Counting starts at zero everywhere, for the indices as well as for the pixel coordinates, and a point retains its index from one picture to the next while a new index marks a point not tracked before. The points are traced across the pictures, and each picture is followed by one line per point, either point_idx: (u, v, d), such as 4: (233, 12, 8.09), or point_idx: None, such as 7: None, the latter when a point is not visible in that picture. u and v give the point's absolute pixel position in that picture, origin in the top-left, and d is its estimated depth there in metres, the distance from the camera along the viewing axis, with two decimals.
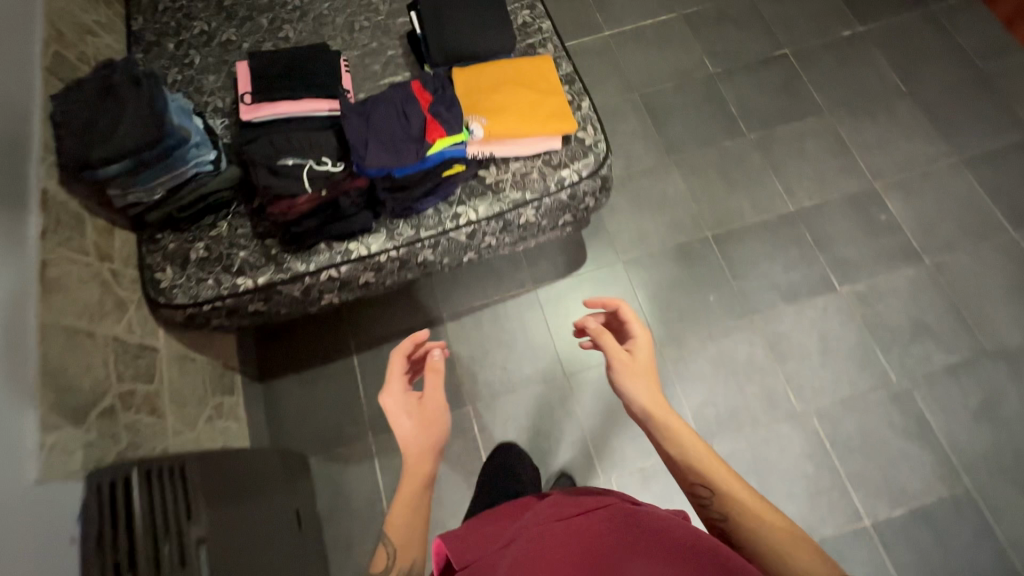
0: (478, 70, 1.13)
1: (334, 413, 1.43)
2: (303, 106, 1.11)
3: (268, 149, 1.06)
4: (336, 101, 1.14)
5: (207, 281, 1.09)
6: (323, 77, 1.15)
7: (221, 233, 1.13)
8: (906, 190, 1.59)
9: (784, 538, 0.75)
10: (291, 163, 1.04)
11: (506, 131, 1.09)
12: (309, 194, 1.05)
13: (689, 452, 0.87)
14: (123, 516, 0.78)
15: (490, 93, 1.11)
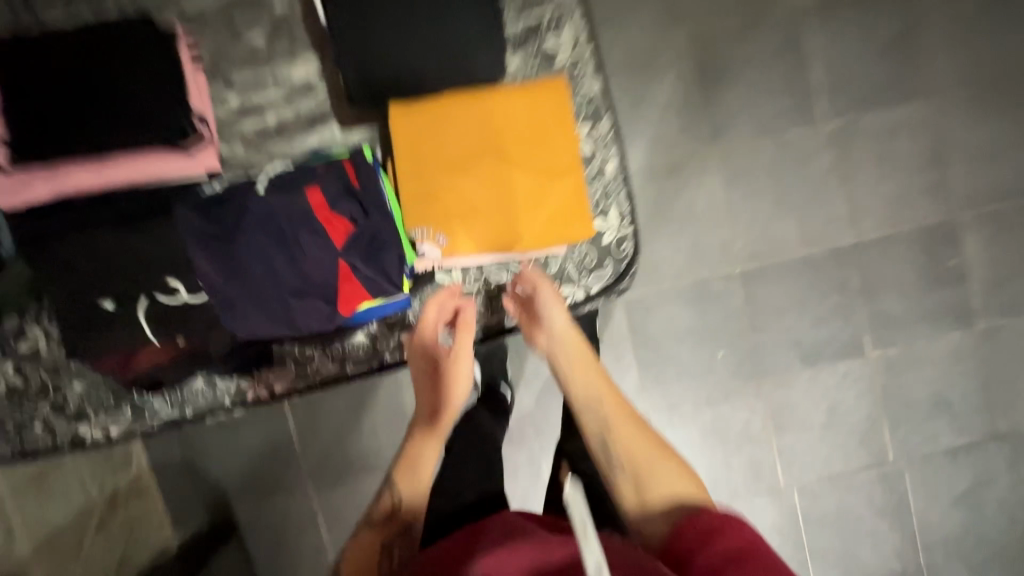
0: (442, 116, 0.69)
1: (263, 462, 1.20)
2: (108, 178, 0.64)
3: (70, 262, 0.63)
4: (169, 159, 0.65)
5: (32, 424, 0.75)
6: (134, 102, 0.63)
7: (35, 348, 0.73)
8: (996, 226, 1.23)
9: (663, 470, 0.70)
10: (113, 306, 0.63)
11: (485, 244, 0.71)
12: (154, 344, 0.65)
13: (586, 379, 0.77)
14: None
15: (461, 169, 0.69)
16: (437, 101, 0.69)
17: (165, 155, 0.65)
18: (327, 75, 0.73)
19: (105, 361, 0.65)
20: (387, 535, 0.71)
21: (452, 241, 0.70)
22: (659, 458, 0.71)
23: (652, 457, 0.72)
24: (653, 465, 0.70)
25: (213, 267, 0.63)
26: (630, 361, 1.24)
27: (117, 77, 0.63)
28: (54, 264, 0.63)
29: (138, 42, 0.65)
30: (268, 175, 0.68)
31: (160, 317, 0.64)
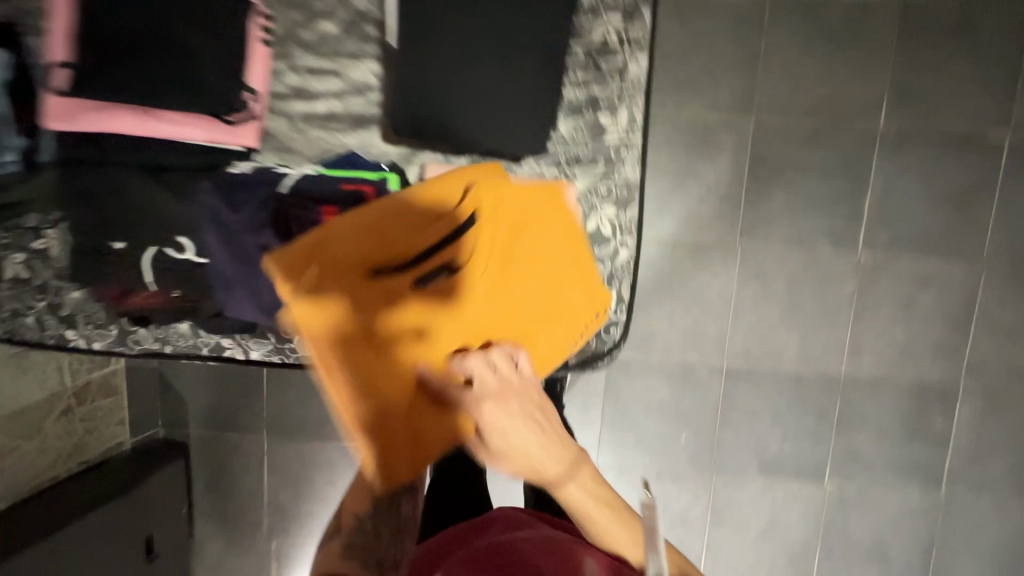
0: (371, 305, 0.59)
1: (229, 395, 1.25)
2: (166, 129, 0.72)
3: (115, 207, 0.74)
4: (216, 127, 0.73)
5: (25, 316, 0.80)
6: (205, 75, 0.71)
7: (48, 247, 0.77)
8: (993, 403, 1.21)
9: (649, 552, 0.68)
10: (122, 246, 0.74)
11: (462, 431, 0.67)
12: (150, 289, 0.76)
13: (590, 482, 0.70)
14: None
15: (402, 351, 0.61)
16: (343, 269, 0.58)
17: (216, 123, 0.73)
18: (382, 76, 0.77)
19: (109, 287, 0.75)
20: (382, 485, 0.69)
21: (425, 446, 0.64)
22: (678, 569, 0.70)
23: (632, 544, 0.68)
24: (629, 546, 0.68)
25: (221, 246, 0.73)
26: (595, 415, 1.26)
27: (187, 44, 0.70)
28: (102, 189, 0.74)
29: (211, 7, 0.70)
30: (292, 177, 0.75)
31: (166, 263, 0.75)
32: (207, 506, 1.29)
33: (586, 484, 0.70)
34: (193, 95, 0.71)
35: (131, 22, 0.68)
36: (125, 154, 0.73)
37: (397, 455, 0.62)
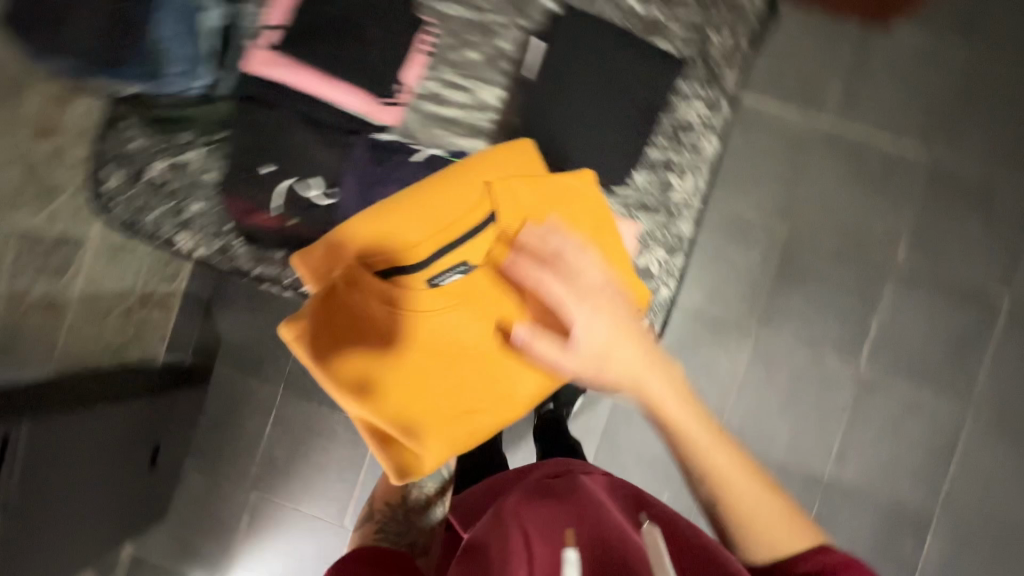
0: (365, 366, 0.77)
1: (262, 343, 1.34)
2: (327, 90, 0.81)
3: (261, 137, 0.81)
4: (369, 102, 0.83)
5: (151, 212, 0.95)
6: (377, 59, 0.82)
7: (189, 162, 0.92)
8: (960, 544, 1.25)
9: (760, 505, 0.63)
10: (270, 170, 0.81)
11: (476, 417, 0.81)
12: (274, 213, 0.83)
13: (663, 374, 0.71)
14: None
15: (415, 344, 0.78)
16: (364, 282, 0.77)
17: (371, 97, 0.83)
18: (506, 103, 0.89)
19: (239, 201, 0.83)
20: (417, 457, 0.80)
21: (441, 430, 0.79)
22: (768, 500, 0.63)
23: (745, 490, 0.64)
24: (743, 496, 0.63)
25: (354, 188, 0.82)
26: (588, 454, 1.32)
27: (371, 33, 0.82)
28: (262, 120, 0.81)
29: (399, 16, 0.84)
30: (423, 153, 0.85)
31: (300, 199, 0.82)
32: (207, 439, 1.35)
33: (651, 376, 0.71)
34: (363, 71, 0.81)
35: (337, 9, 0.81)
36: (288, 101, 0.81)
37: (422, 433, 0.78)
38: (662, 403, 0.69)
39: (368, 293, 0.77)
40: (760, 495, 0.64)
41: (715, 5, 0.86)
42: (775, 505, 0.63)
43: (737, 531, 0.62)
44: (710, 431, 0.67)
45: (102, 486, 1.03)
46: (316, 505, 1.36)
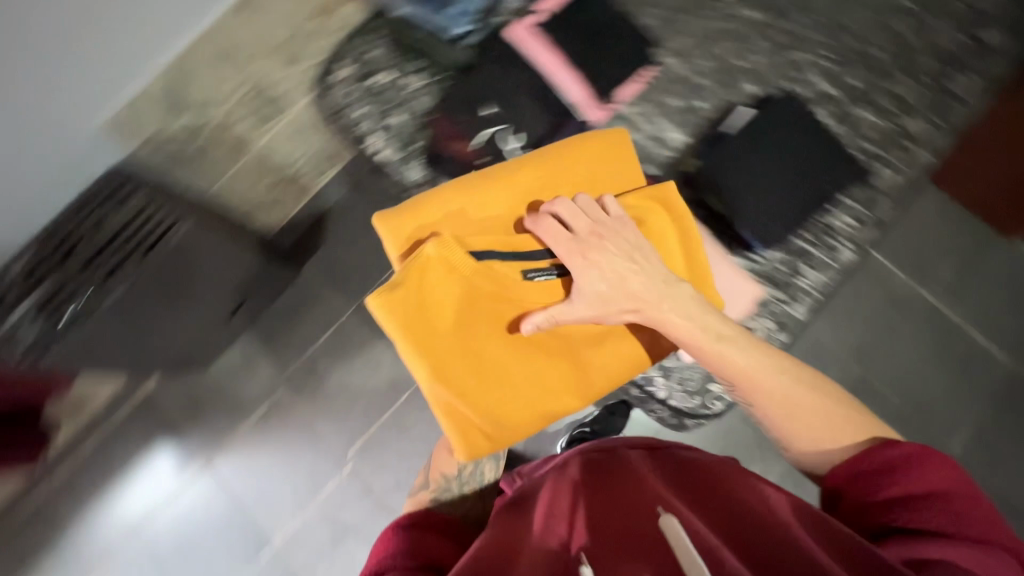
0: (445, 348, 0.81)
1: (355, 264, 1.43)
2: (559, 72, 0.95)
3: (489, 82, 0.94)
4: (586, 96, 0.96)
5: (357, 107, 1.07)
6: (606, 68, 0.96)
7: (412, 83, 1.07)
8: None
9: (812, 410, 0.73)
10: (487, 113, 0.94)
11: (538, 408, 0.87)
12: (470, 145, 0.95)
13: (683, 308, 0.80)
14: (96, 224, 0.87)
15: (500, 333, 0.84)
16: (454, 268, 0.80)
17: (589, 93, 0.96)
18: (687, 150, 1.01)
19: (450, 126, 0.96)
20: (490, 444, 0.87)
21: (509, 416, 0.86)
22: (822, 416, 0.73)
23: (804, 402, 0.74)
24: (799, 409, 0.74)
25: None
26: None
27: (611, 48, 0.97)
28: (499, 73, 0.94)
29: (637, 48, 0.99)
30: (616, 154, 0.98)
31: (497, 146, 0.95)
32: (265, 325, 1.42)
33: (681, 320, 0.79)
34: (592, 71, 0.95)
35: (593, 20, 0.97)
36: (523, 68, 0.94)
37: (493, 417, 0.85)
38: (699, 342, 0.79)
39: (459, 281, 0.81)
40: (816, 409, 0.73)
41: (891, 147, 0.98)
42: (834, 420, 0.72)
43: (798, 436, 0.73)
44: (755, 363, 0.77)
45: (191, 316, 1.11)
46: (329, 426, 1.40)
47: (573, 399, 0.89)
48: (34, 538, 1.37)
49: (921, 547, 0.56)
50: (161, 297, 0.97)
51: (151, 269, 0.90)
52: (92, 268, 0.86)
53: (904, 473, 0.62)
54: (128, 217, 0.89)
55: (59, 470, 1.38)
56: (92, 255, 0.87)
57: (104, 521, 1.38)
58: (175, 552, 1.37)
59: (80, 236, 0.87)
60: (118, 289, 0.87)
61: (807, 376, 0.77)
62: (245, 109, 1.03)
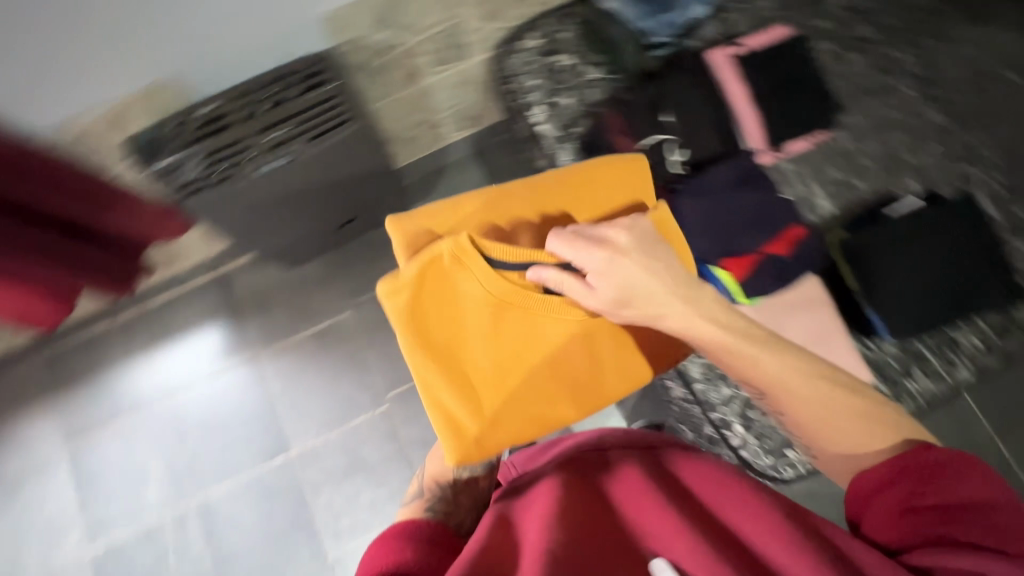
0: (445, 345, 0.82)
1: None
2: (743, 106, 0.97)
3: (677, 92, 0.97)
4: (758, 136, 0.98)
5: (532, 76, 1.11)
6: (785, 118, 0.98)
7: (592, 71, 1.10)
8: None
9: (845, 420, 0.65)
10: (664, 121, 0.96)
11: (537, 420, 0.86)
12: (636, 144, 0.97)
13: (712, 312, 0.72)
14: (285, 99, 0.90)
15: (507, 344, 0.83)
16: (467, 267, 0.79)
17: (762, 135, 0.98)
18: (833, 221, 1.01)
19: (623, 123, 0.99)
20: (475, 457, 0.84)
21: (506, 423, 0.84)
22: (851, 416, 0.65)
23: (834, 410, 0.66)
24: (830, 419, 0.65)
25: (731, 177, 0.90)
26: None
27: (796, 102, 0.99)
28: (689, 87, 0.96)
29: (818, 111, 1.01)
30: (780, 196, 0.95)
31: (661, 155, 0.96)
32: (354, 250, 1.47)
33: (706, 324, 0.71)
34: (772, 117, 0.97)
35: (787, 71, 0.99)
36: (712, 91, 0.96)
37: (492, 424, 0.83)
38: (731, 350, 0.70)
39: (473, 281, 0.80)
40: (852, 412, 0.65)
41: None
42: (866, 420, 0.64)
43: (825, 445, 0.67)
44: (787, 370, 0.68)
45: (311, 211, 1.16)
46: (377, 364, 1.42)
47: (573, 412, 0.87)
48: (81, 367, 1.42)
49: (940, 556, 0.51)
50: (303, 181, 1.03)
51: (312, 154, 0.95)
52: (265, 138, 0.91)
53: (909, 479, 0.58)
54: (314, 100, 0.92)
55: (127, 313, 1.44)
56: (268, 125, 0.91)
57: (146, 375, 1.42)
58: (195, 427, 1.39)
59: (263, 104, 0.90)
60: (278, 161, 0.93)
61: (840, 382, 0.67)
62: (433, 45, 1.08)
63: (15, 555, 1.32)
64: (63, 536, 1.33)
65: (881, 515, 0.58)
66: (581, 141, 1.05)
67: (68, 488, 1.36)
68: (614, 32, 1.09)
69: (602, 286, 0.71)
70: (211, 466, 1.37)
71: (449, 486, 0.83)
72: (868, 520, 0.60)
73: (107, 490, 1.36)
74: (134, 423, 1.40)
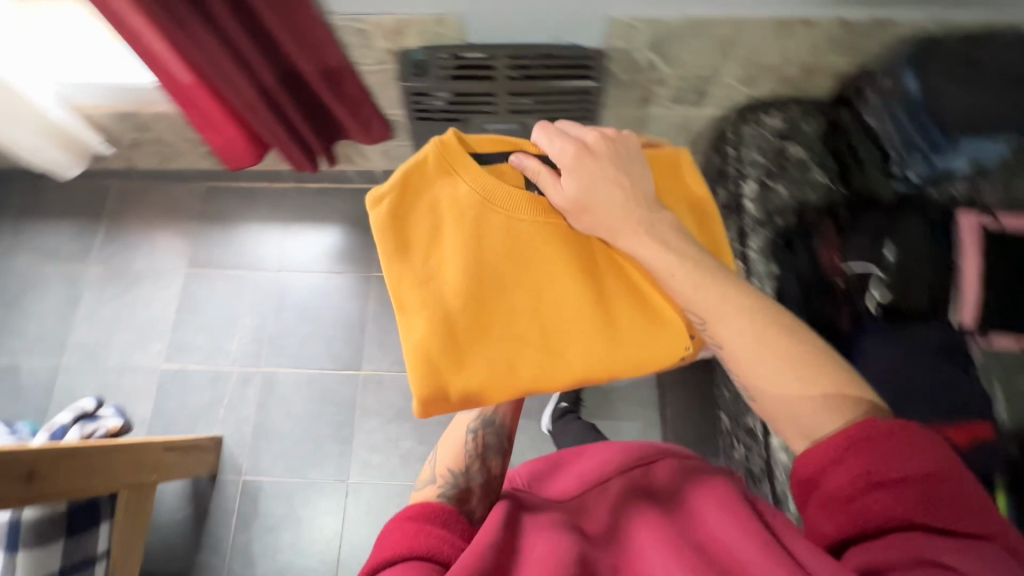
0: (425, 257, 0.75)
1: None
2: (971, 279, 0.90)
3: (908, 236, 0.93)
4: (974, 317, 0.89)
5: (755, 151, 1.09)
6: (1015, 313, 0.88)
7: (818, 173, 1.06)
8: None
9: (786, 374, 0.60)
10: (885, 255, 0.93)
11: (525, 355, 0.74)
12: (841, 264, 0.95)
13: (666, 236, 0.68)
14: (548, 75, 0.93)
15: (500, 262, 0.76)
16: (451, 169, 0.76)
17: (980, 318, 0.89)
18: None
19: (835, 237, 0.98)
20: (474, 439, 0.86)
21: (479, 355, 0.73)
22: (785, 364, 0.60)
23: (778, 365, 0.61)
24: (770, 373, 0.61)
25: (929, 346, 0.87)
26: None
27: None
28: (922, 236, 0.93)
29: None
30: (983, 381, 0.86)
31: (862, 285, 0.93)
32: None
33: (652, 246, 0.68)
34: (1000, 305, 0.88)
35: None
36: (944, 251, 0.92)
37: (471, 348, 0.73)
38: (674, 276, 0.66)
39: (460, 187, 0.76)
40: (796, 370, 0.60)
41: None
42: (802, 373, 0.60)
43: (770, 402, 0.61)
44: (742, 317, 0.63)
45: None
46: None
47: (576, 352, 0.74)
48: (228, 209, 1.53)
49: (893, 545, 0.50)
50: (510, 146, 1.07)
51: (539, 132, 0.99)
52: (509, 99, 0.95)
53: (852, 456, 0.55)
54: (572, 89, 0.95)
55: (285, 182, 1.55)
56: (520, 91, 0.94)
57: (276, 241, 1.51)
58: (286, 309, 1.46)
59: (528, 68, 0.92)
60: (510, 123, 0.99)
61: (779, 324, 0.63)
62: (677, 83, 1.09)
63: (102, 337, 1.43)
64: (143, 342, 1.43)
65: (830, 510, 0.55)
66: (784, 231, 1.01)
67: (170, 305, 1.46)
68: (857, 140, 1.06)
69: (567, 186, 0.69)
70: (289, 347, 1.43)
71: (462, 476, 0.80)
72: (808, 513, 0.57)
73: (199, 323, 1.45)
74: (246, 277, 1.48)
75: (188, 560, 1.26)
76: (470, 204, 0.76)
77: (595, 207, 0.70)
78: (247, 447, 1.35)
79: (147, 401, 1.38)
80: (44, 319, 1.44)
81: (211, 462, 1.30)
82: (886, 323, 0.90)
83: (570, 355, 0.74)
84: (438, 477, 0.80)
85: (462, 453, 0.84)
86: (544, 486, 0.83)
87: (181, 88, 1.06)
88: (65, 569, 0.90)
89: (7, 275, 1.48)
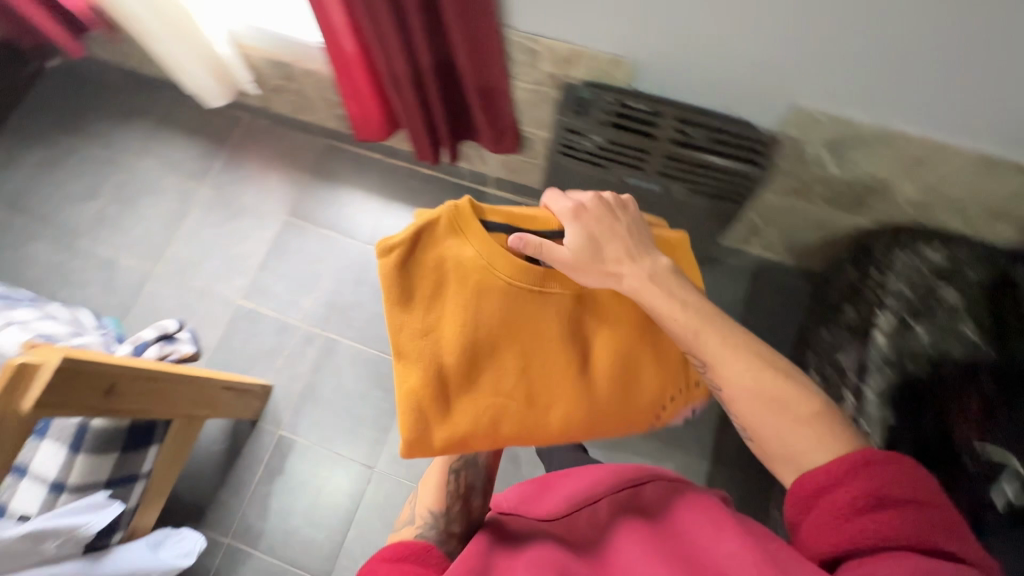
0: (428, 317, 0.81)
1: None
2: None
3: None
4: None
5: (902, 282, 0.98)
6: None
7: (974, 329, 0.90)
8: None
9: (785, 423, 0.62)
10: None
11: (508, 411, 0.83)
12: (975, 437, 0.82)
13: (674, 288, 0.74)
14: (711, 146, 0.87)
15: (502, 327, 0.82)
16: (462, 234, 0.80)
17: None
18: None
19: (975, 408, 0.84)
20: (457, 467, 0.86)
21: (467, 412, 0.82)
22: (779, 412, 0.62)
23: (777, 413, 0.63)
24: (773, 423, 0.63)
25: None
26: None
27: None
28: None
29: None
30: None
31: (994, 471, 0.79)
32: None
33: (660, 292, 0.74)
34: None
35: None
36: None
37: (462, 400, 0.83)
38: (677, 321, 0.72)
39: (466, 248, 0.80)
40: (798, 418, 0.61)
41: None
42: (792, 414, 0.62)
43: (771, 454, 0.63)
44: (748, 364, 0.66)
45: None
46: None
47: (556, 415, 0.85)
48: (338, 171, 1.56)
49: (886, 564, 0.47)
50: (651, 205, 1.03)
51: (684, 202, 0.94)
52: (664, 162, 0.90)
53: (853, 479, 0.54)
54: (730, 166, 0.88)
55: (398, 160, 1.56)
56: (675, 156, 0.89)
57: (373, 214, 1.53)
58: (364, 284, 1.47)
59: (692, 139, 0.87)
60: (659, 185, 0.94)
61: (778, 366, 0.66)
62: (839, 187, 1.00)
63: (194, 257, 1.50)
64: (229, 274, 1.49)
65: (825, 523, 0.53)
66: (910, 380, 0.91)
67: (261, 246, 1.51)
68: (985, 291, 0.94)
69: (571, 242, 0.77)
70: (357, 321, 1.44)
71: (441, 517, 0.76)
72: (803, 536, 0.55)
73: (282, 272, 1.48)
74: (336, 242, 1.51)
75: (211, 494, 1.30)
76: (478, 271, 0.80)
77: (594, 259, 0.77)
78: (292, 404, 1.38)
79: (217, 331, 1.43)
80: (150, 225, 1.53)
81: (254, 409, 1.32)
82: (1011, 524, 0.76)
83: (552, 415, 0.84)
84: (416, 519, 0.77)
85: (444, 487, 0.82)
86: (533, 505, 0.76)
87: (344, 57, 1.07)
88: (110, 481, 0.94)
89: (130, 175, 1.58)
